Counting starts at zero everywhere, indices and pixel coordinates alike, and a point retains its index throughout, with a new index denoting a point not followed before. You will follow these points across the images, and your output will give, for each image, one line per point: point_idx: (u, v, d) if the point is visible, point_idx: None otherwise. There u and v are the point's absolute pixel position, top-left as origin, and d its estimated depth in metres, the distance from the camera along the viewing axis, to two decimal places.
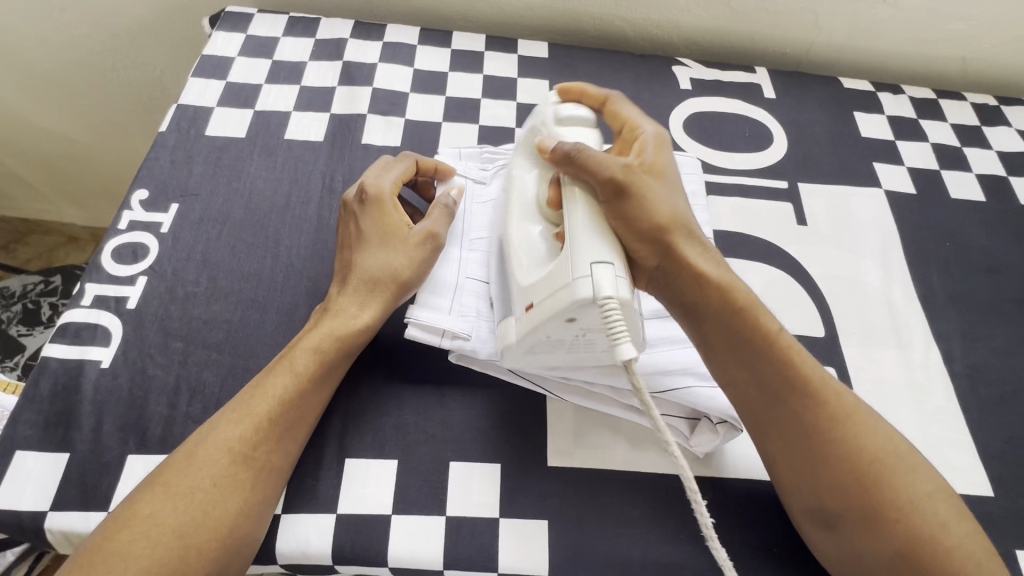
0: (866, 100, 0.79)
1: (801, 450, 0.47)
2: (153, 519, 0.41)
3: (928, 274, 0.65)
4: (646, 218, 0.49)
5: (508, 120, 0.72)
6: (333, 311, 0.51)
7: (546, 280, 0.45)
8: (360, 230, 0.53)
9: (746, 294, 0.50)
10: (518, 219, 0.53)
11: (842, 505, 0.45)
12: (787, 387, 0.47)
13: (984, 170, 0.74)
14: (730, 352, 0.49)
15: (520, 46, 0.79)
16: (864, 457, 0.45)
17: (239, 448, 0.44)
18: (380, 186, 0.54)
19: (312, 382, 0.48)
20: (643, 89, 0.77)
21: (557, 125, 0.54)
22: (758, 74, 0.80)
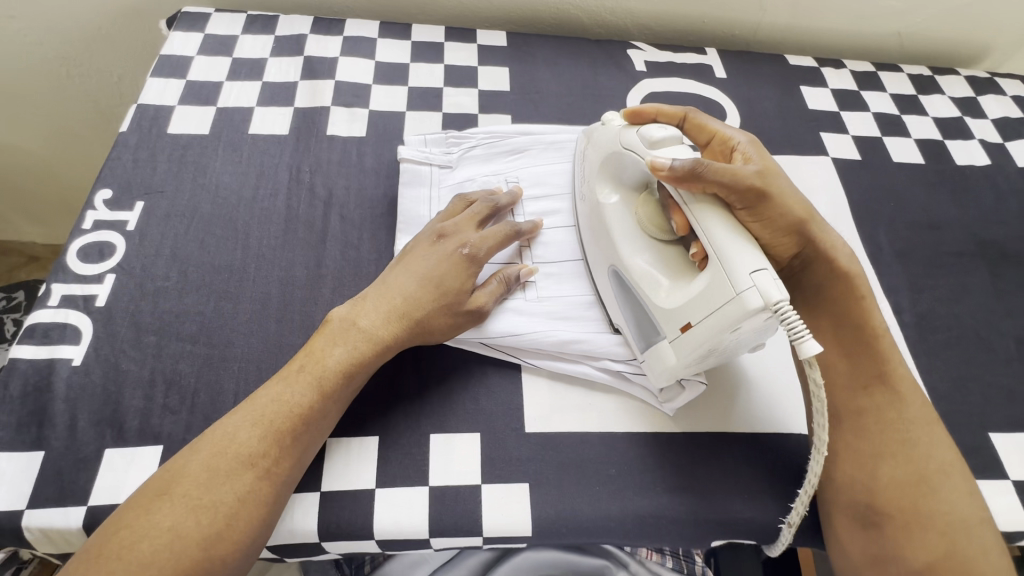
0: (811, 75, 0.83)
1: (866, 447, 0.50)
2: (175, 532, 0.40)
3: (875, 232, 0.69)
4: (785, 215, 0.49)
5: (471, 106, 0.73)
6: (360, 328, 0.51)
7: (703, 297, 0.46)
8: (439, 277, 0.53)
9: (864, 285, 0.53)
10: (626, 243, 0.53)
11: (893, 506, 0.48)
12: (877, 377, 0.51)
13: (922, 134, 0.79)
14: (834, 337, 0.53)
15: (479, 36, 0.81)
16: (931, 469, 0.48)
17: (256, 459, 0.44)
18: (482, 248, 0.55)
19: (331, 396, 0.48)
20: (600, 72, 0.79)
21: (652, 148, 0.51)
22: (709, 55, 0.84)
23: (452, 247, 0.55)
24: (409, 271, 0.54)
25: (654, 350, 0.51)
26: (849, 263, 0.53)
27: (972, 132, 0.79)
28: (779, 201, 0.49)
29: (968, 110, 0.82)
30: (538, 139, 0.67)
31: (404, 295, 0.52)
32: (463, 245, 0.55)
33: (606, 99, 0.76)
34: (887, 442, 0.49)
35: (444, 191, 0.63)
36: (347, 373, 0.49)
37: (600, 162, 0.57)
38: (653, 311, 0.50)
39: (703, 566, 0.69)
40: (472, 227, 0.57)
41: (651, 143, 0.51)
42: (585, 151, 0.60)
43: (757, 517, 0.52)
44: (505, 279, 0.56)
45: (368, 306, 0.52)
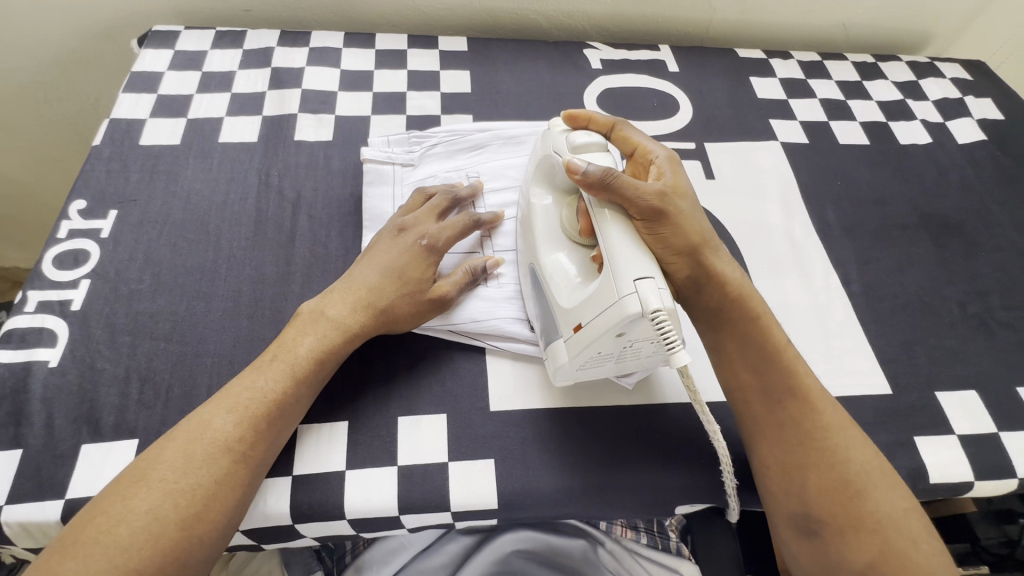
0: (761, 66, 0.87)
1: (793, 458, 0.51)
2: (152, 514, 0.42)
3: (824, 210, 0.72)
4: (680, 235, 0.51)
5: (433, 108, 0.76)
6: (329, 318, 0.53)
7: (594, 300, 0.47)
8: (401, 269, 0.55)
9: (760, 307, 0.54)
10: (546, 242, 0.55)
11: (826, 510, 0.49)
12: (788, 393, 0.52)
13: (867, 117, 0.82)
14: (742, 356, 0.54)
15: (441, 42, 0.84)
16: (853, 472, 0.49)
17: (233, 445, 0.46)
18: (441, 238, 0.57)
19: (305, 381, 0.50)
20: (558, 72, 0.83)
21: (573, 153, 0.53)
22: (663, 51, 0.87)
23: (412, 239, 0.57)
24: (371, 264, 0.56)
25: (552, 350, 0.53)
26: (744, 286, 0.54)
27: (914, 114, 0.83)
28: (680, 218, 0.51)
29: (910, 93, 0.86)
30: (497, 135, 0.70)
31: (368, 286, 0.54)
32: (423, 237, 0.57)
33: (564, 96, 0.80)
34: (809, 452, 0.50)
35: (407, 188, 0.66)
36: (321, 359, 0.51)
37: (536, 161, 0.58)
38: (556, 310, 0.52)
39: (680, 541, 0.69)
40: (433, 220, 0.59)
41: (576, 147, 0.53)
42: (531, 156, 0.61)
43: (713, 482, 0.54)
44: (471, 272, 0.58)
45: (337, 297, 0.54)
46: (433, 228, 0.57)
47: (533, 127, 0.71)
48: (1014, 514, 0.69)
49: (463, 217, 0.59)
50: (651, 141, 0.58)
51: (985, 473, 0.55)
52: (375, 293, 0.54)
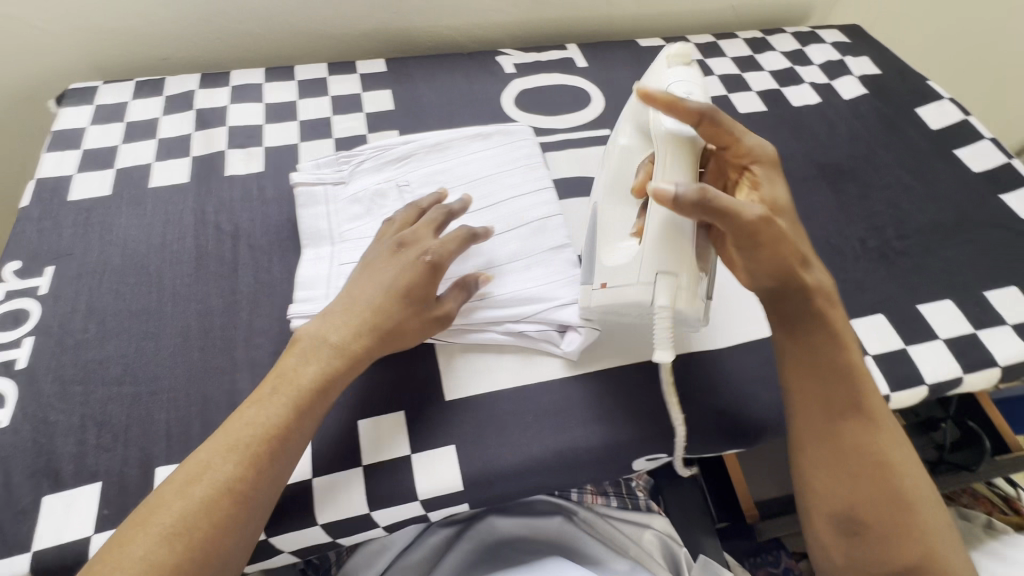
0: (661, 53, 0.94)
1: (851, 468, 0.53)
2: (147, 562, 0.43)
3: None
4: (773, 258, 0.51)
5: (359, 128, 0.80)
6: (331, 344, 0.54)
7: (619, 270, 0.53)
8: (404, 287, 0.55)
9: (840, 326, 0.55)
10: (611, 193, 0.57)
11: (874, 519, 0.52)
12: (854, 408, 0.54)
13: (761, 86, 0.90)
14: (813, 366, 0.54)
15: (360, 65, 0.88)
16: (904, 486, 0.53)
17: (233, 486, 0.47)
18: (442, 252, 0.57)
19: (303, 414, 0.51)
20: (474, 80, 0.87)
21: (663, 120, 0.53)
22: (570, 49, 0.93)
23: (413, 256, 0.58)
24: (365, 277, 0.58)
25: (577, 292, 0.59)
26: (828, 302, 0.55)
27: (802, 78, 0.92)
28: (776, 240, 0.51)
29: (797, 60, 0.94)
30: (420, 144, 0.73)
31: (371, 307, 0.55)
32: (428, 253, 0.57)
33: (482, 101, 0.84)
34: (858, 477, 0.53)
35: (339, 204, 0.68)
36: (322, 387, 0.52)
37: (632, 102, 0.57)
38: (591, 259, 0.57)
39: (647, 499, 0.75)
40: (430, 234, 0.60)
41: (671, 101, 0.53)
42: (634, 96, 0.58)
43: (663, 431, 0.58)
44: (461, 284, 0.58)
45: (338, 321, 0.55)
46: (435, 246, 0.57)
47: (454, 133, 0.75)
48: (930, 422, 0.80)
49: (459, 228, 0.59)
50: (746, 133, 0.55)
51: (898, 385, 0.61)
52: (395, 321, 0.55)
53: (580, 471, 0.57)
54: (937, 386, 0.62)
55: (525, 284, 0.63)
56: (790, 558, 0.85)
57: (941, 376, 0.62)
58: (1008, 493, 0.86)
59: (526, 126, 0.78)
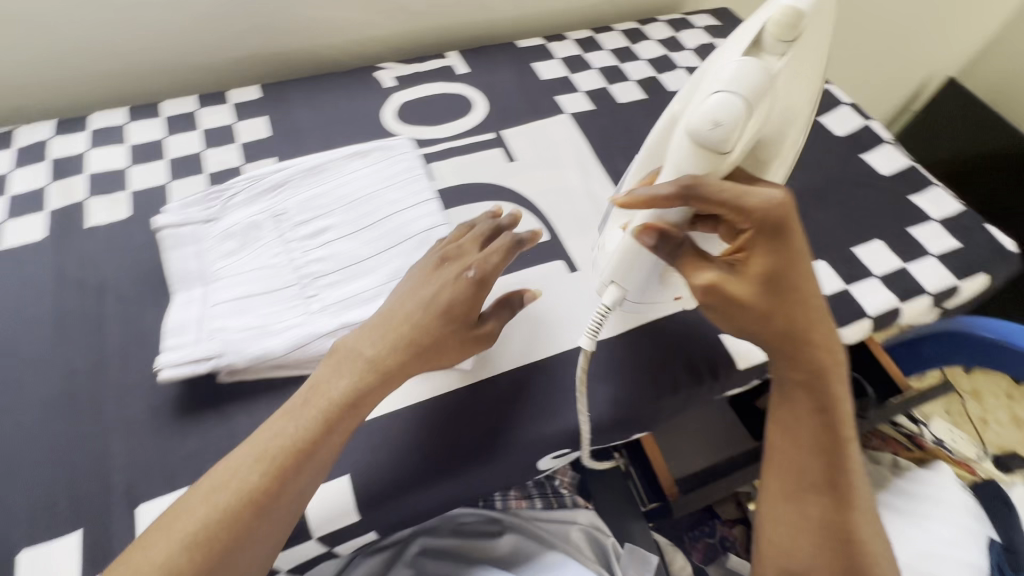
0: (541, 52, 0.95)
1: (812, 483, 0.53)
2: (167, 565, 0.44)
3: (615, 163, 0.80)
4: (748, 308, 0.52)
5: (234, 160, 0.77)
6: (366, 357, 0.53)
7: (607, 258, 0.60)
8: (444, 303, 0.56)
9: (836, 368, 0.55)
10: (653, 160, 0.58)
11: (826, 535, 0.52)
12: (833, 434, 0.54)
13: (639, 75, 0.93)
14: (805, 389, 0.55)
15: (232, 94, 0.85)
16: (862, 520, 0.53)
17: (256, 496, 0.47)
18: (487, 266, 0.58)
19: (335, 427, 0.50)
20: (353, 97, 0.86)
21: (693, 136, 0.50)
22: (451, 57, 0.93)
23: (455, 273, 0.58)
24: (405, 293, 0.58)
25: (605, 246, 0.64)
26: (830, 346, 0.55)
27: (677, 63, 0.95)
28: (745, 304, 0.52)
29: (671, 46, 0.98)
30: (295, 170, 0.72)
31: (410, 325, 0.55)
32: (472, 271, 0.57)
33: (363, 119, 0.83)
34: (830, 540, 0.52)
35: (210, 242, 0.65)
36: (351, 404, 0.51)
37: (740, 38, 0.53)
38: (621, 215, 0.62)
39: (573, 495, 0.76)
40: (473, 249, 0.60)
41: (706, 108, 0.49)
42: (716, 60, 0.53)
43: (556, 431, 0.60)
44: (506, 304, 0.62)
45: (376, 334, 0.55)
46: (473, 270, 0.57)
47: (331, 154, 0.74)
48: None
49: (499, 248, 0.59)
50: (755, 194, 0.48)
51: None
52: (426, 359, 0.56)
53: (471, 483, 0.57)
54: None
55: None
56: (725, 527, 0.89)
57: None
58: (911, 429, 0.90)
59: (407, 139, 0.78)
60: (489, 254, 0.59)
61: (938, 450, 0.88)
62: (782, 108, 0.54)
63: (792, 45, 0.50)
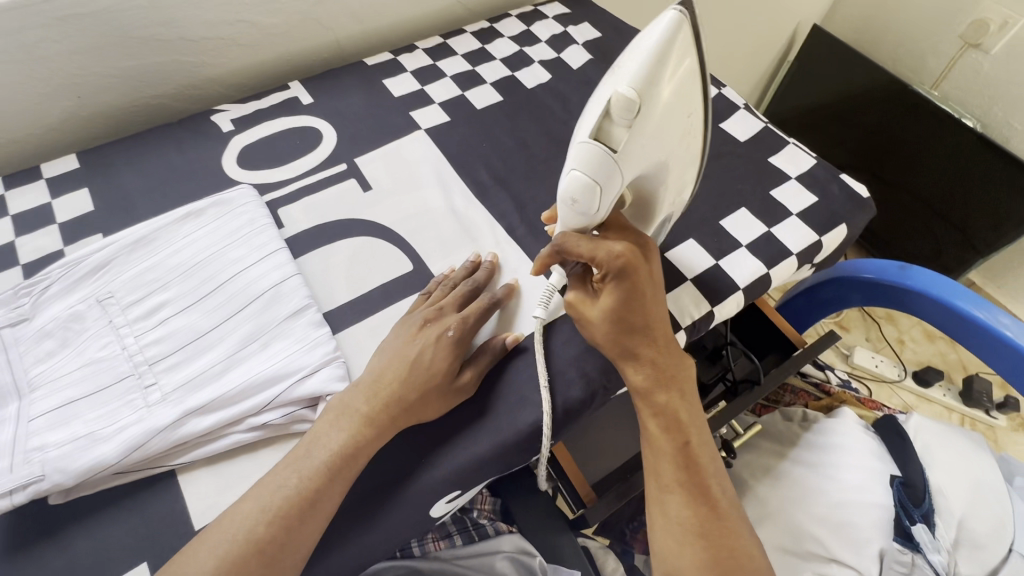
0: (391, 67, 0.91)
1: (668, 480, 0.53)
2: (222, 563, 0.45)
3: (477, 173, 0.77)
4: (597, 336, 0.55)
5: (53, 245, 0.69)
6: (390, 378, 0.54)
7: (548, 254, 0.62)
8: (422, 360, 0.56)
9: (676, 374, 0.56)
10: None
11: (688, 528, 0.51)
12: (679, 432, 0.54)
13: (494, 76, 0.90)
14: (647, 396, 0.55)
15: (46, 167, 0.76)
16: (721, 510, 0.52)
17: (305, 495, 0.49)
18: (466, 326, 0.58)
19: (375, 433, 0.52)
20: (188, 149, 0.79)
21: (568, 200, 0.52)
22: (293, 87, 0.87)
23: (436, 331, 0.57)
24: (386, 357, 0.56)
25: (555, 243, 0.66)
26: (667, 355, 0.56)
27: (532, 57, 0.93)
28: (592, 331, 0.55)
29: (525, 41, 0.95)
30: (118, 245, 0.64)
31: (396, 379, 0.54)
32: (450, 328, 0.57)
33: (200, 172, 0.76)
34: (692, 541, 0.50)
35: (23, 348, 0.58)
36: (348, 456, 0.51)
37: (599, 103, 0.49)
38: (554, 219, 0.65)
39: (494, 522, 0.73)
40: (455, 310, 0.60)
41: (565, 187, 0.51)
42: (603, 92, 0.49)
43: (442, 473, 0.55)
44: (493, 352, 0.59)
45: (367, 391, 0.54)
46: (451, 327, 0.57)
47: (160, 220, 0.67)
48: (717, 350, 0.85)
49: (477, 305, 0.60)
50: (605, 246, 0.52)
51: None
52: (415, 412, 0.54)
53: (355, 547, 0.52)
54: (692, 325, 0.65)
55: (262, 368, 0.57)
56: None
57: (694, 314, 0.65)
58: (819, 377, 0.94)
59: (248, 187, 0.72)
60: (468, 312, 0.59)
61: (845, 394, 0.92)
62: (656, 158, 0.50)
63: (642, 116, 0.46)
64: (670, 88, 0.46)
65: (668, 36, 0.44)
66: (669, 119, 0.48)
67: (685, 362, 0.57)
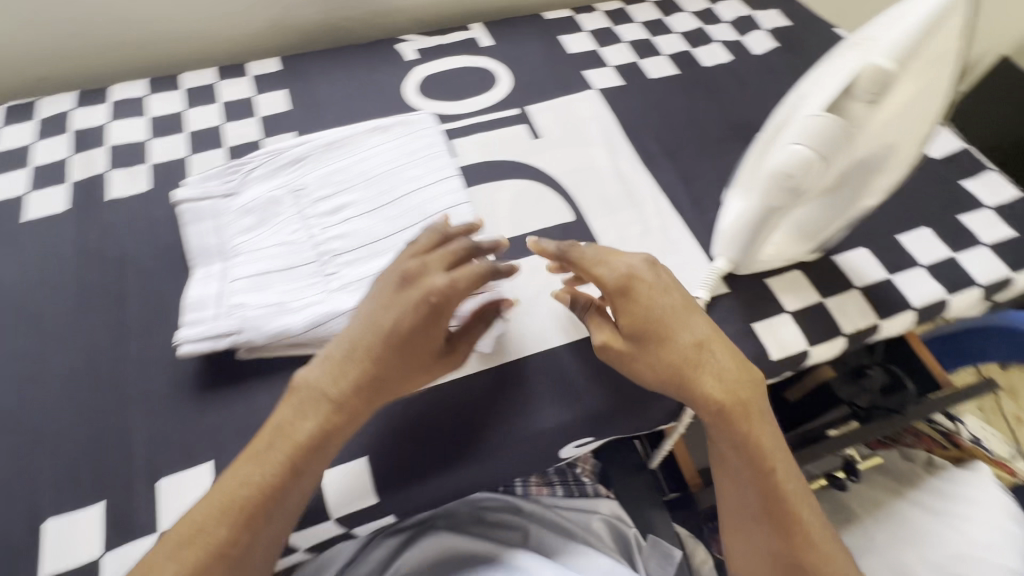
0: (570, 24, 0.91)
1: (744, 496, 0.52)
2: (223, 535, 0.44)
3: (645, 141, 0.77)
4: (648, 368, 0.51)
5: (253, 134, 0.75)
6: (367, 357, 0.48)
7: (723, 235, 0.60)
8: (404, 326, 0.48)
9: (741, 391, 0.51)
10: (756, 158, 0.56)
11: (762, 538, 0.52)
12: (755, 454, 0.51)
13: (672, 49, 0.88)
14: (717, 419, 0.51)
15: (253, 66, 0.83)
16: (799, 520, 0.51)
17: (287, 469, 0.46)
18: (450, 292, 0.49)
19: (358, 418, 0.48)
20: (374, 70, 0.84)
21: (781, 169, 0.51)
22: (475, 29, 0.89)
23: (418, 294, 0.49)
24: (362, 321, 0.49)
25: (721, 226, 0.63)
26: (726, 375, 0.50)
27: (713, 36, 0.90)
28: (638, 361, 0.51)
29: (707, 19, 0.92)
30: (313, 145, 0.70)
31: (379, 339, 0.48)
32: (432, 294, 0.48)
33: (384, 92, 0.81)
34: (766, 549, 0.52)
35: (229, 217, 0.64)
36: (328, 433, 0.48)
37: (835, 75, 0.50)
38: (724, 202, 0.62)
39: (595, 483, 0.74)
40: (442, 267, 0.51)
41: (784, 156, 0.51)
42: (842, 67, 0.50)
43: (579, 416, 0.58)
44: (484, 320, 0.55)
45: (337, 370, 0.49)
46: (444, 288, 0.49)
47: (352, 128, 0.72)
48: (859, 368, 0.78)
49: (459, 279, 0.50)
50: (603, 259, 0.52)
51: (815, 339, 0.61)
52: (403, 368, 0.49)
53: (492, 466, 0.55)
54: (855, 335, 0.62)
55: None
56: None
57: (859, 324, 0.62)
58: (948, 427, 0.85)
59: (429, 114, 0.75)
60: (446, 279, 0.49)
61: (977, 449, 0.83)
62: (886, 141, 0.50)
63: (888, 90, 0.47)
64: (919, 69, 0.48)
65: (934, 14, 0.47)
66: (909, 102, 0.49)
67: (749, 375, 0.51)
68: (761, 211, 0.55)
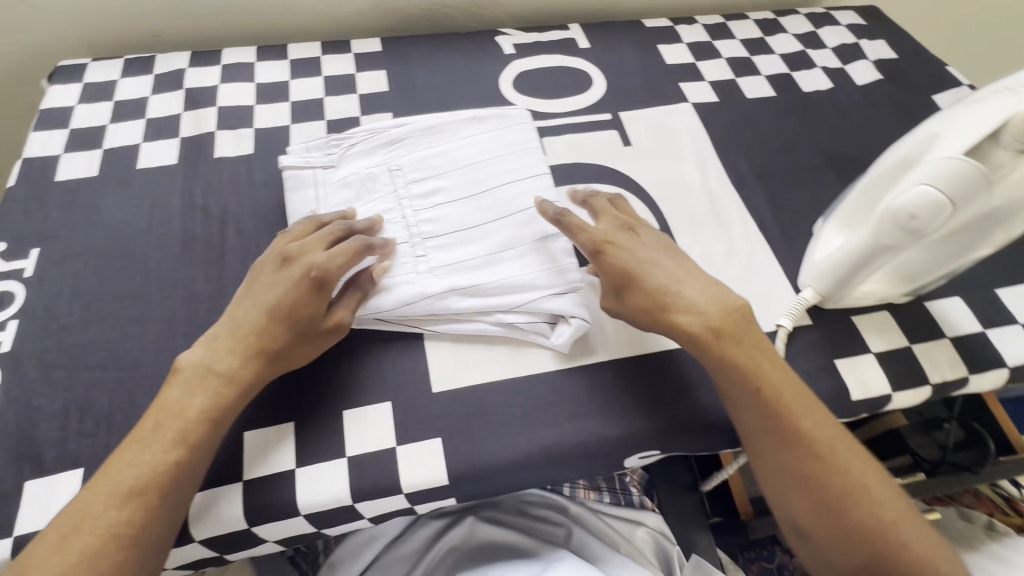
0: (668, 34, 0.90)
1: (788, 476, 0.52)
2: (115, 520, 0.45)
3: (736, 161, 0.76)
4: (641, 313, 0.55)
5: (353, 111, 0.78)
6: (204, 366, 0.51)
7: (819, 263, 0.60)
8: (287, 301, 0.53)
9: (747, 358, 0.53)
10: (875, 190, 0.56)
11: (818, 517, 0.50)
12: (785, 429, 0.52)
13: (771, 70, 0.86)
14: (737, 394, 0.53)
15: (355, 44, 0.85)
16: (850, 483, 0.51)
17: (188, 446, 0.48)
18: (330, 266, 0.54)
19: (211, 426, 0.50)
20: (471, 61, 0.85)
21: (899, 208, 0.50)
22: (573, 30, 0.90)
23: (298, 271, 0.54)
24: (249, 297, 0.55)
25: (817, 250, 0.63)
26: (723, 330, 0.54)
27: (814, 61, 0.88)
28: (634, 309, 0.55)
29: (810, 43, 0.90)
30: (411, 128, 0.71)
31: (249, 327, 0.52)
32: (309, 270, 0.54)
33: (480, 83, 0.82)
34: (827, 526, 0.50)
35: (329, 189, 0.67)
36: (208, 422, 0.50)
37: (984, 117, 0.48)
38: (827, 230, 0.62)
39: (641, 495, 0.73)
40: (320, 248, 0.56)
41: (907, 198, 0.50)
42: (994, 111, 0.48)
43: (652, 429, 0.57)
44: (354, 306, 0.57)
45: (219, 351, 0.52)
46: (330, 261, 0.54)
47: (450, 115, 0.73)
48: (934, 421, 0.77)
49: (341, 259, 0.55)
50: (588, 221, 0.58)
51: (899, 384, 0.59)
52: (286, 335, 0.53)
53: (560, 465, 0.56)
54: (941, 385, 0.60)
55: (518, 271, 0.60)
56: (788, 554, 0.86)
57: (947, 375, 0.60)
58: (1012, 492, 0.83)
59: (524, 109, 0.76)
60: (329, 256, 0.55)
61: None
62: None
63: None
64: None
65: None
66: None
67: (735, 309, 0.55)
68: (870, 248, 0.54)
